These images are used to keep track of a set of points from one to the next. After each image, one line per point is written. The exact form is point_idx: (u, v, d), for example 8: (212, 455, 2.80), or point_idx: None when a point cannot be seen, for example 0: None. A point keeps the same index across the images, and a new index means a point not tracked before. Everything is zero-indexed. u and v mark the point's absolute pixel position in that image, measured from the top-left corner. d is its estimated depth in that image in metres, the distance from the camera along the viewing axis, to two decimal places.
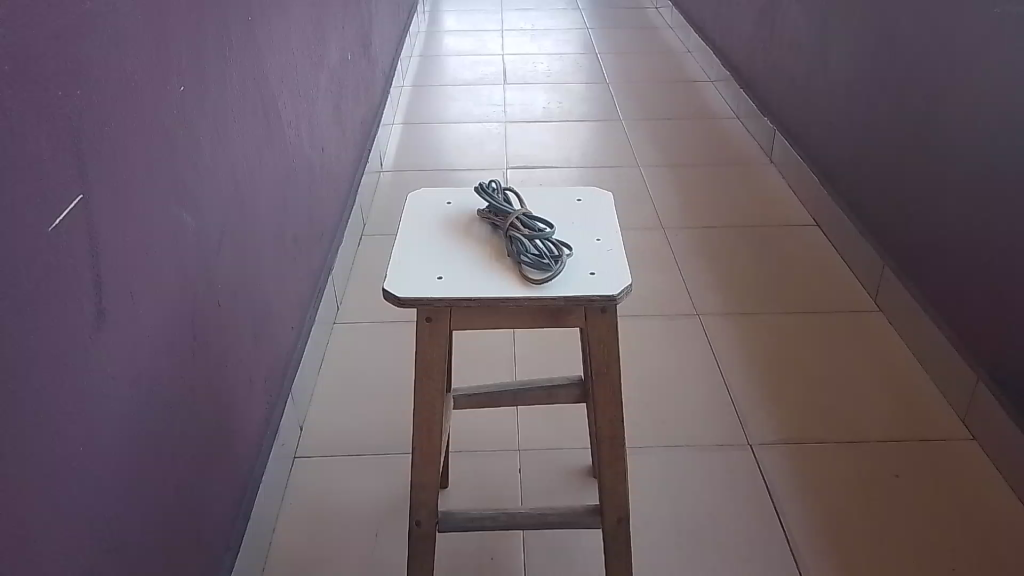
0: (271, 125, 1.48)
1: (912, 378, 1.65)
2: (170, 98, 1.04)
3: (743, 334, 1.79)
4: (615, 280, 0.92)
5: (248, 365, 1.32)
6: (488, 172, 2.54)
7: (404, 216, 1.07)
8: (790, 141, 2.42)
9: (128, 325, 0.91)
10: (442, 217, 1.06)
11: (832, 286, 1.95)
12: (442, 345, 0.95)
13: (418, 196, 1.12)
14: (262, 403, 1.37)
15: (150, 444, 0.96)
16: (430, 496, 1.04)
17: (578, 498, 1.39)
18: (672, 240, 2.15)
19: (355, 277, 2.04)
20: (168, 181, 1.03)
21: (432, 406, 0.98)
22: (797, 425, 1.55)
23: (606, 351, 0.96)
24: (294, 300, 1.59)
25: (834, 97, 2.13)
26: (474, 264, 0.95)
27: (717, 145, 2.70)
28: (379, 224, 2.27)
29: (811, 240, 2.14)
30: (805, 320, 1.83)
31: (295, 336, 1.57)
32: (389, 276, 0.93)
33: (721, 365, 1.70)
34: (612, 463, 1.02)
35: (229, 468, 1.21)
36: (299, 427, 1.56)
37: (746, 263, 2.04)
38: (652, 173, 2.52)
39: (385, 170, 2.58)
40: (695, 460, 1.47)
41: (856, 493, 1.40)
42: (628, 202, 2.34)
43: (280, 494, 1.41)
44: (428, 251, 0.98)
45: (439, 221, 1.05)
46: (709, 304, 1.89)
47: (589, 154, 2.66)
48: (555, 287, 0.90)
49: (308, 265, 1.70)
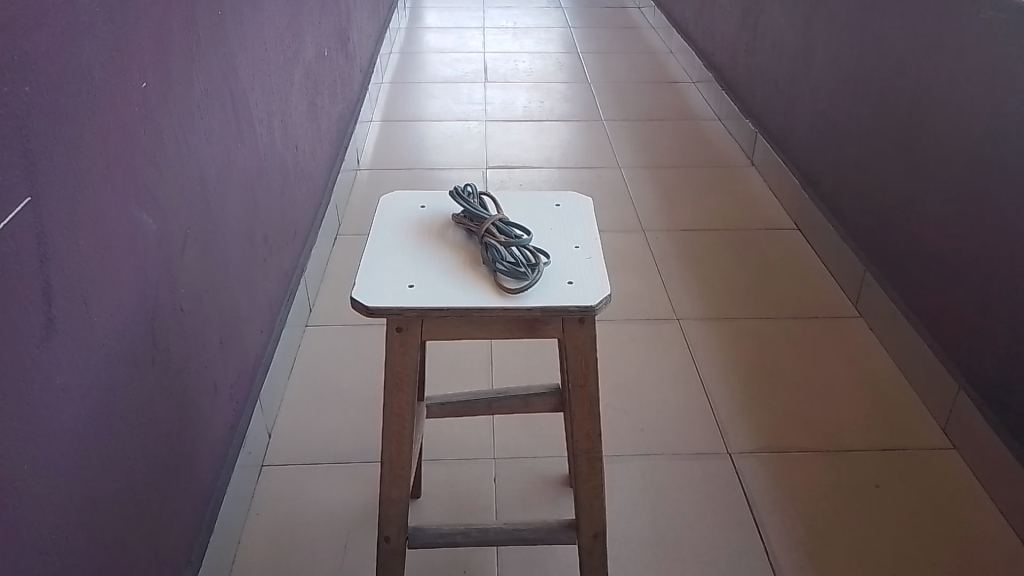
0: (241, 125, 1.43)
1: (893, 387, 1.63)
2: (130, 94, 1.00)
3: (723, 340, 1.76)
4: (595, 292, 0.88)
5: (213, 372, 1.27)
6: (468, 171, 2.51)
7: (375, 220, 1.02)
8: (771, 144, 2.41)
9: (81, 333, 0.87)
10: (415, 222, 1.02)
11: (813, 292, 1.93)
12: (413, 356, 0.91)
13: (391, 198, 1.08)
14: (227, 409, 1.32)
15: (106, 456, 0.92)
16: (400, 511, 1.00)
17: (554, 508, 1.36)
18: (652, 242, 2.12)
19: (329, 278, 1.99)
20: (128, 181, 0.98)
21: (403, 418, 0.95)
22: (777, 433, 1.52)
23: (584, 363, 0.92)
24: (264, 303, 1.54)
25: (818, 100, 2.11)
26: (448, 273, 0.91)
27: (699, 147, 2.68)
28: (355, 224, 2.22)
29: (792, 244, 2.12)
30: (786, 326, 1.81)
31: (264, 339, 1.53)
32: (358, 284, 0.89)
33: (701, 372, 1.67)
34: (589, 477, 0.99)
35: (193, 478, 1.17)
36: (268, 434, 1.51)
37: (726, 267, 2.01)
38: (632, 174, 2.49)
39: (362, 168, 2.54)
40: (674, 469, 1.44)
41: (837, 504, 1.38)
42: (609, 204, 2.31)
43: (247, 504, 1.37)
44: (401, 257, 0.94)
45: (412, 226, 1.01)
46: (689, 308, 1.86)
47: (570, 154, 2.63)
48: (532, 297, 0.86)
49: (279, 265, 1.65)
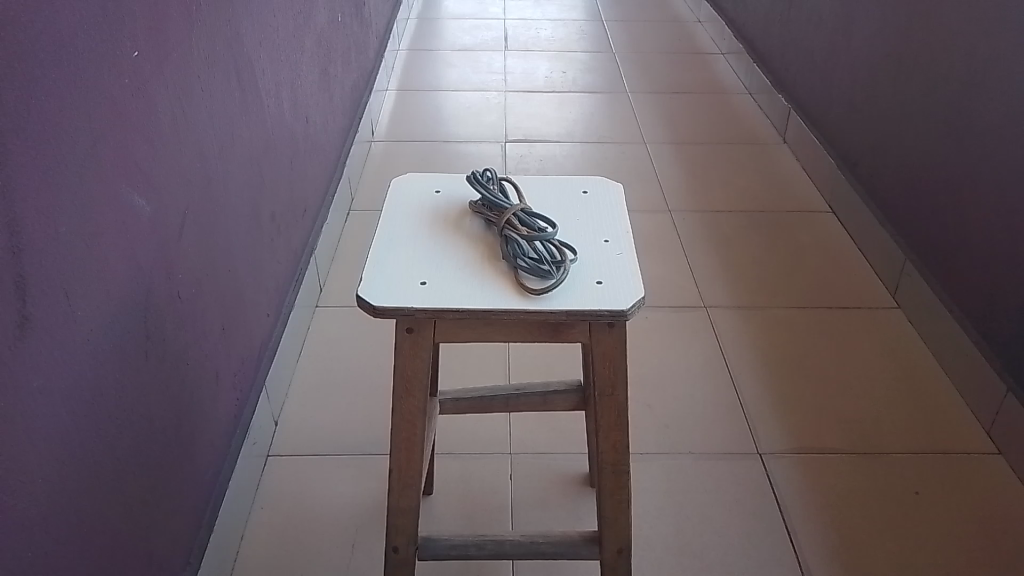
0: (247, 97, 1.34)
1: (933, 385, 1.54)
2: (121, 66, 0.91)
3: (753, 329, 1.67)
4: (628, 293, 0.79)
5: (214, 361, 1.20)
6: (486, 145, 2.41)
7: (385, 205, 0.94)
8: (805, 121, 2.29)
9: (62, 331, 0.79)
10: (429, 209, 0.93)
11: (848, 279, 1.83)
12: (425, 360, 0.83)
13: (403, 181, 0.99)
14: (230, 399, 1.25)
15: (92, 460, 0.85)
16: (410, 521, 0.93)
17: (572, 509, 1.28)
18: (678, 223, 2.02)
19: (340, 256, 1.91)
20: (117, 161, 0.90)
21: (413, 425, 0.87)
22: (811, 433, 1.44)
23: (612, 371, 0.84)
24: (271, 286, 1.46)
25: (859, 75, 1.99)
26: (463, 269, 0.83)
27: (728, 122, 2.56)
28: (369, 199, 2.14)
29: (826, 227, 2.01)
30: (820, 317, 1.71)
31: (271, 323, 1.45)
32: (365, 280, 0.81)
33: (730, 363, 1.59)
34: (615, 490, 0.91)
35: (191, 475, 1.11)
36: (274, 422, 1.44)
37: (755, 250, 1.92)
38: (657, 149, 2.39)
39: (376, 140, 2.44)
40: (700, 469, 1.36)
41: (873, 511, 1.30)
42: (633, 182, 2.21)
43: (250, 498, 1.31)
44: (411, 250, 0.86)
45: (426, 215, 0.92)
46: (717, 295, 1.77)
47: (593, 128, 2.52)
48: (557, 299, 0.78)
49: (287, 244, 1.57)
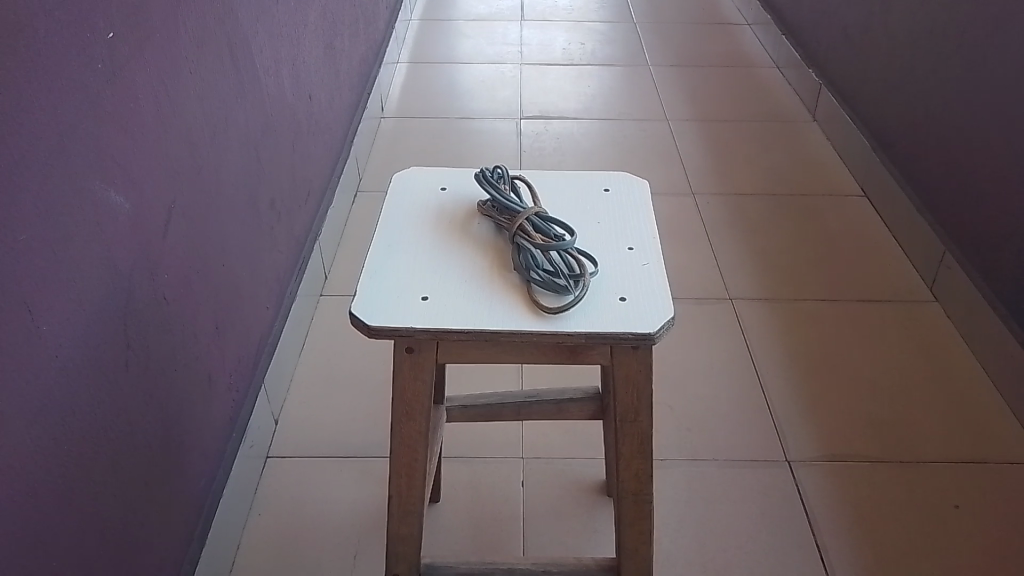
0: (242, 77, 1.25)
1: (974, 388, 1.44)
2: (93, 50, 0.82)
3: (782, 324, 1.58)
4: (656, 313, 0.71)
5: (206, 362, 1.12)
6: (500, 121, 2.30)
7: (385, 205, 0.85)
8: (838, 98, 2.17)
9: (22, 349, 0.71)
10: (433, 209, 0.85)
11: (882, 270, 1.72)
12: (426, 382, 0.75)
13: (405, 176, 0.91)
14: (225, 401, 1.18)
15: (60, 487, 0.78)
16: (411, 549, 0.86)
17: (588, 521, 1.20)
18: (702, 207, 1.92)
19: (346, 241, 1.83)
20: (89, 156, 0.81)
21: (414, 451, 0.79)
22: (842, 439, 1.35)
23: (635, 395, 0.75)
24: (271, 278, 1.38)
25: (897, 50, 1.87)
26: (470, 282, 0.74)
27: (755, 98, 2.44)
28: (377, 180, 2.04)
29: (858, 213, 1.90)
30: (852, 310, 1.61)
31: (271, 317, 1.37)
32: (359, 294, 0.73)
33: (756, 361, 1.50)
34: (636, 521, 0.83)
35: (180, 488, 1.03)
36: (275, 421, 1.37)
37: (783, 237, 1.82)
38: (679, 127, 2.27)
39: (386, 116, 2.35)
40: (724, 478, 1.28)
41: (909, 525, 1.22)
42: (654, 162, 2.10)
43: (246, 504, 1.24)
44: (413, 258, 0.77)
45: (429, 216, 0.84)
46: (744, 285, 1.68)
47: (612, 104, 2.41)
48: (574, 319, 0.69)
49: (289, 232, 1.49)
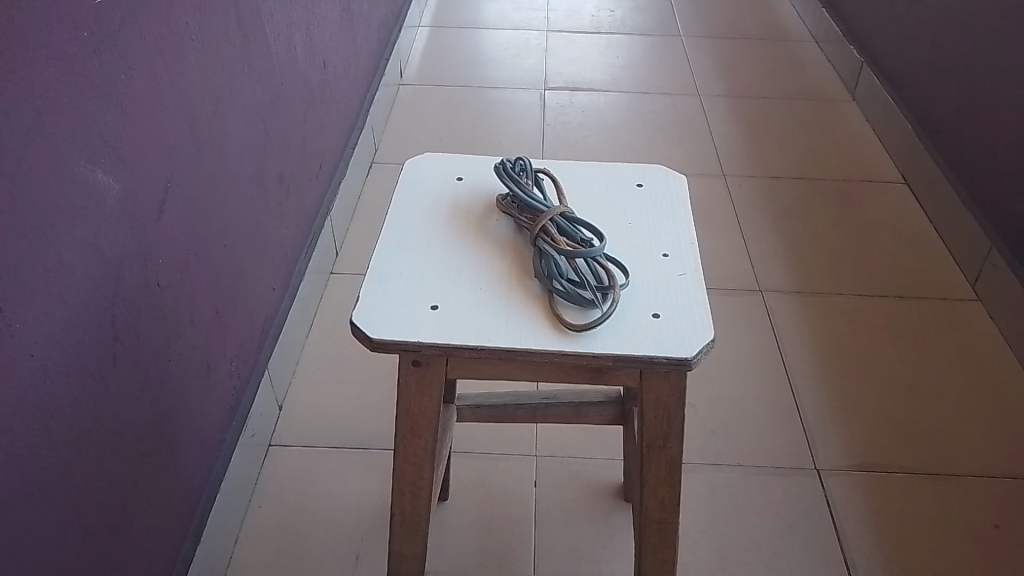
0: (250, 44, 1.17)
1: (1018, 396, 1.36)
2: (80, 18, 0.75)
3: (814, 319, 1.50)
4: (693, 332, 0.63)
5: (205, 350, 1.06)
6: (524, 92, 2.20)
7: (394, 196, 0.78)
8: (881, 78, 2.06)
9: None
10: (447, 202, 0.77)
11: (922, 264, 1.63)
12: (433, 398, 0.68)
13: (418, 163, 0.83)
14: (226, 389, 1.12)
15: (36, 495, 0.72)
16: (415, 568, 0.80)
17: (603, 527, 1.14)
18: (733, 190, 1.83)
19: (360, 215, 1.75)
20: (74, 135, 0.74)
21: (419, 469, 0.72)
22: (875, 448, 1.28)
23: (665, 420, 0.68)
24: (279, 257, 1.31)
25: (949, 30, 1.75)
26: (485, 288, 0.67)
27: (791, 74, 2.32)
28: (394, 151, 1.96)
29: (898, 201, 1.81)
30: (890, 307, 1.53)
31: (278, 298, 1.31)
32: (362, 298, 0.66)
33: (786, 359, 1.42)
34: (659, 549, 0.76)
35: (174, 483, 0.98)
36: (279, 407, 1.31)
37: (818, 225, 1.72)
38: (711, 103, 2.17)
39: (405, 83, 2.25)
40: (748, 486, 1.21)
41: (944, 545, 1.15)
42: (684, 141, 2.01)
43: (247, 495, 1.18)
44: (421, 258, 0.70)
45: (443, 210, 0.76)
46: (775, 277, 1.59)
47: (642, 76, 2.30)
48: (602, 337, 0.62)
49: (299, 208, 1.41)
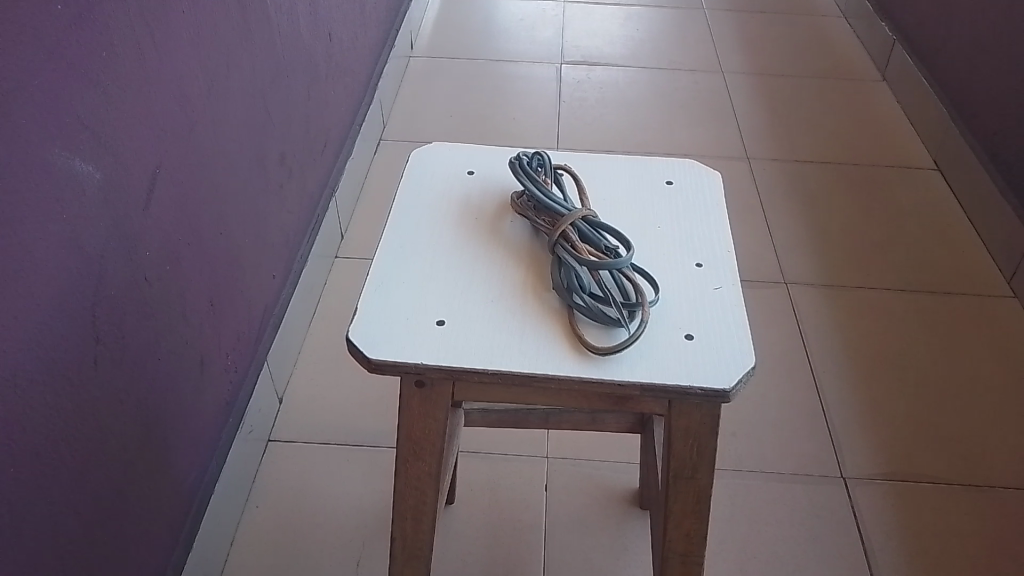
0: (249, 16, 1.09)
1: None
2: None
3: (841, 315, 1.42)
4: (730, 357, 0.56)
5: (199, 345, 0.99)
6: (539, 66, 2.11)
7: (399, 192, 0.71)
8: (914, 56, 1.96)
9: None
10: (457, 200, 0.70)
11: (956, 257, 1.55)
12: (439, 420, 0.62)
13: (426, 153, 0.76)
14: (222, 385, 1.06)
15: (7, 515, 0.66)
16: None
17: (617, 536, 1.08)
18: (757, 175, 1.75)
19: (366, 195, 1.68)
20: (46, 120, 0.67)
21: (422, 494, 0.66)
22: (905, 455, 1.21)
23: (694, 449, 0.61)
24: (280, 242, 1.25)
25: (991, 7, 1.65)
26: (497, 302, 0.60)
27: (818, 50, 2.22)
28: (403, 127, 1.88)
29: (931, 189, 1.72)
30: (921, 302, 1.45)
31: (279, 286, 1.24)
32: (361, 309, 0.59)
33: (812, 357, 1.35)
34: None
35: (164, 488, 0.92)
36: (278, 400, 1.26)
37: (847, 213, 1.64)
38: (735, 81, 2.08)
39: (416, 54, 2.17)
40: (770, 494, 1.15)
41: (976, 562, 1.09)
42: (706, 121, 1.92)
43: (244, 494, 1.13)
44: (426, 265, 0.63)
45: (454, 208, 0.69)
46: (801, 268, 1.51)
47: (662, 50, 2.21)
48: (628, 363, 0.55)
49: (302, 190, 1.34)
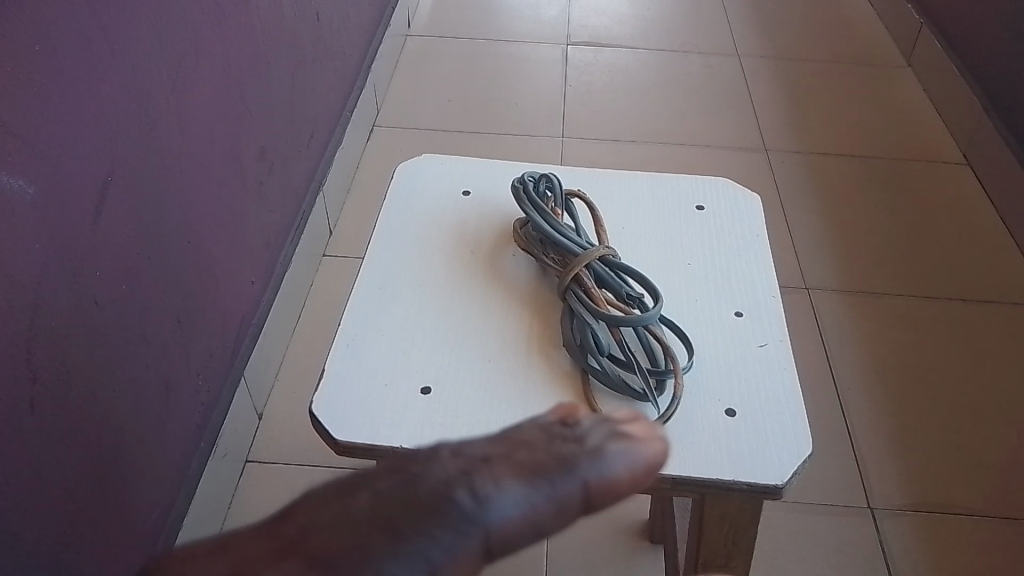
0: None
1: None
2: None
3: (869, 325, 1.32)
4: (790, 446, 0.56)
5: (166, 367, 0.89)
6: (544, 46, 1.99)
7: (378, 227, 0.71)
8: (943, 41, 1.84)
9: None
10: (444, 237, 0.71)
11: (991, 261, 1.44)
12: None
13: (405, 179, 0.77)
14: (194, 408, 0.96)
15: None
16: None
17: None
18: (776, 168, 1.64)
19: (358, 186, 1.57)
20: None
21: None
22: (941, 485, 1.11)
23: (729, 538, 0.59)
24: (260, 245, 1.14)
25: None
26: (484, 363, 0.60)
27: (839, 32, 2.10)
28: (398, 112, 1.77)
29: (962, 186, 1.61)
30: (954, 311, 1.35)
31: (259, 292, 1.14)
32: (330, 375, 0.59)
33: (837, 373, 1.25)
34: None
35: (123, 529, 0.83)
36: (257, 416, 1.16)
37: (872, 212, 1.54)
38: (751, 65, 1.96)
39: (414, 32, 2.04)
40: (791, 527, 1.06)
41: None
42: (721, 108, 1.80)
43: (217, 523, 1.04)
44: (404, 315, 0.63)
45: (437, 249, 0.70)
46: (823, 272, 1.41)
47: (673, 31, 2.08)
48: (668, 453, 0.54)
49: (286, 186, 1.24)
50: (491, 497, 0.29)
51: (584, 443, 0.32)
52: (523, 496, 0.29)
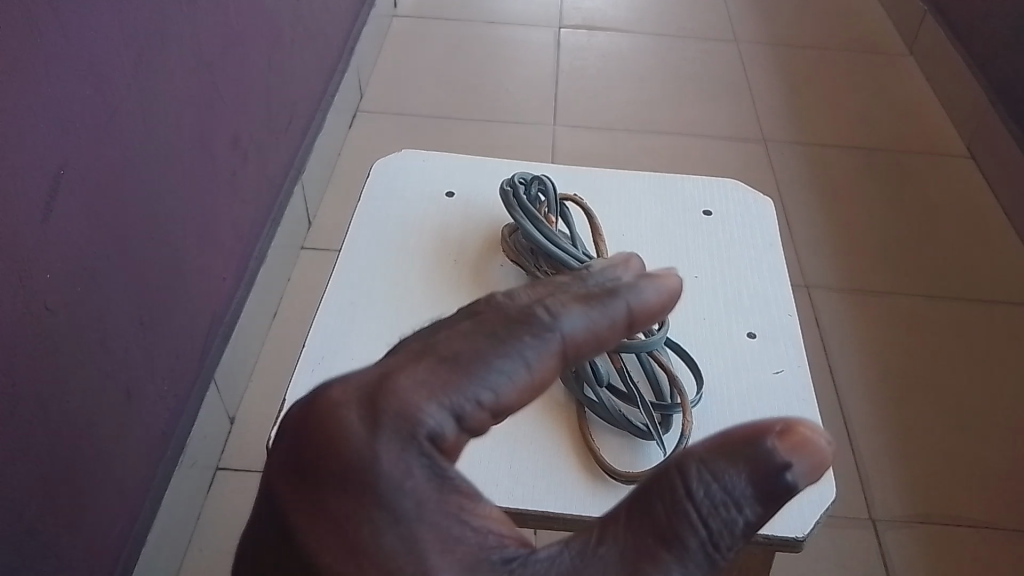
0: None
1: None
2: None
3: (870, 325, 1.27)
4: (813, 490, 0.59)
5: (129, 371, 0.83)
6: (536, 29, 1.92)
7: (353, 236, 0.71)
8: (948, 30, 1.78)
9: None
10: (422, 252, 0.71)
11: (996, 260, 1.40)
12: None
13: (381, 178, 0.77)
14: (160, 413, 0.91)
15: None
16: None
17: None
18: (774, 159, 1.59)
19: (340, 175, 1.51)
20: None
21: None
22: (944, 494, 1.07)
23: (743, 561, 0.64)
24: (234, 239, 1.08)
25: None
26: None
27: (839, 19, 2.04)
28: (383, 96, 1.70)
29: (966, 181, 1.56)
30: (959, 312, 1.30)
31: (232, 289, 1.08)
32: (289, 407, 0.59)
33: (837, 377, 1.20)
34: None
35: (80, 547, 0.77)
36: (230, 420, 1.10)
37: (873, 207, 1.49)
38: (749, 51, 1.90)
39: (401, 12, 1.97)
40: None
41: None
42: (718, 96, 1.75)
43: (186, 533, 0.99)
44: (375, 340, 0.63)
45: (413, 263, 0.70)
46: (823, 270, 1.36)
47: (670, 15, 2.02)
48: None
49: (262, 175, 1.17)
50: (561, 314, 0.33)
51: (627, 273, 0.36)
52: (586, 317, 0.33)
